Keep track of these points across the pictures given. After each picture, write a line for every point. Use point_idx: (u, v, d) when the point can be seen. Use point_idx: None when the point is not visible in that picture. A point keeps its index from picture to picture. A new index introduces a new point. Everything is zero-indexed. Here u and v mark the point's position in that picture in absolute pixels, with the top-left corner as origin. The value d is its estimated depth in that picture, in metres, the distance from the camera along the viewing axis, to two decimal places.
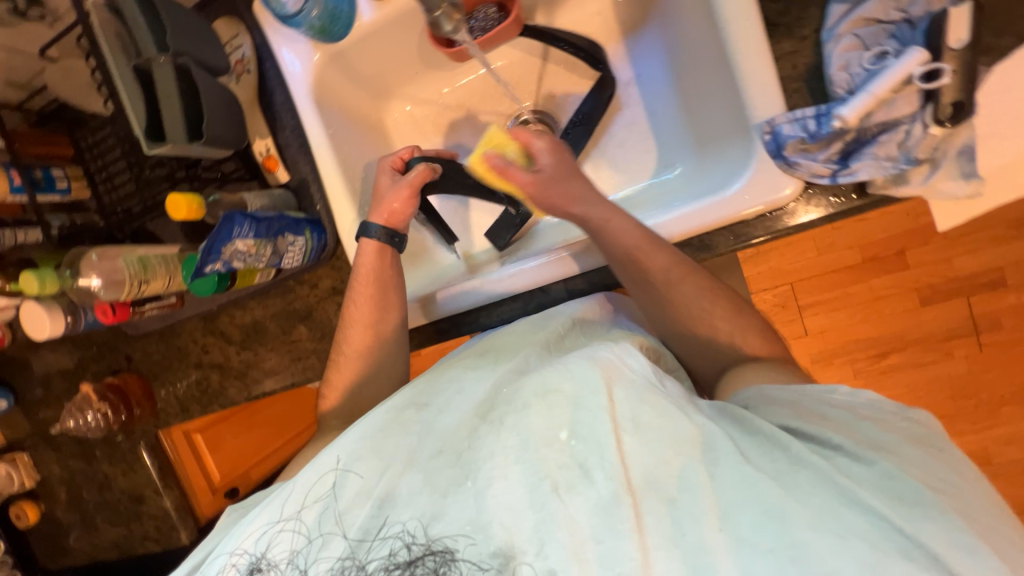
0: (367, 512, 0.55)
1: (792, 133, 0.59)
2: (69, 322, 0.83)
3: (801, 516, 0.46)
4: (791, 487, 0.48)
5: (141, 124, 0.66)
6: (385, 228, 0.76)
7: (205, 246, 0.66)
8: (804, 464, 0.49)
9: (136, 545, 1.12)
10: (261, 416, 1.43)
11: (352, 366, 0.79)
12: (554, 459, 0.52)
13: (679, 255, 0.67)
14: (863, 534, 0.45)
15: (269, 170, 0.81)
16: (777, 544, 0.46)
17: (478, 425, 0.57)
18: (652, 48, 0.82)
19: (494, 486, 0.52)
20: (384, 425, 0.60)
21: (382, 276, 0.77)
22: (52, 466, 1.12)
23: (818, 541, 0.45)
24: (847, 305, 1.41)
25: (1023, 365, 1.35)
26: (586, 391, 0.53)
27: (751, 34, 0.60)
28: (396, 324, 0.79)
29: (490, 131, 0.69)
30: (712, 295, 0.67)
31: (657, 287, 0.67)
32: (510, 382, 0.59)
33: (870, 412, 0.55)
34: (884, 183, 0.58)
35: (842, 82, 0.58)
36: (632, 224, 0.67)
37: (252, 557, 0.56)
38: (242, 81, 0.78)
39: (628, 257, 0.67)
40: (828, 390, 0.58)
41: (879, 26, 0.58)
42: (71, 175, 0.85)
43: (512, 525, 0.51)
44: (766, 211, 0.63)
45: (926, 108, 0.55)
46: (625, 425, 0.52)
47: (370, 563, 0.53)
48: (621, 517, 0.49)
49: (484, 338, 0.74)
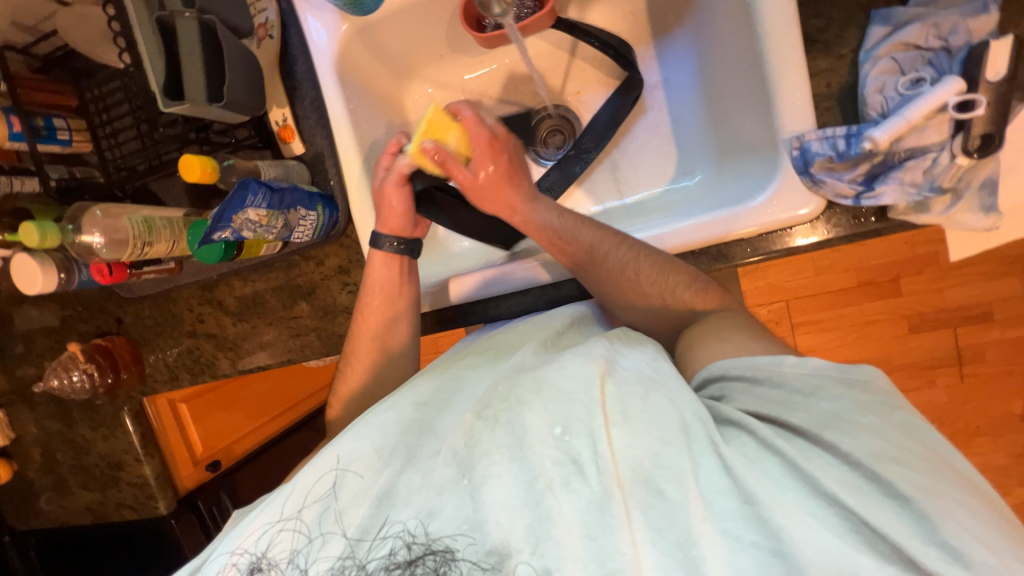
0: (365, 511, 0.54)
1: (820, 151, 0.60)
2: (62, 280, 0.80)
3: (774, 504, 0.46)
4: (764, 476, 0.48)
5: (159, 81, 0.64)
6: (396, 240, 0.75)
7: (217, 212, 0.65)
8: (772, 451, 0.49)
9: (112, 511, 1.09)
10: (247, 391, 1.41)
11: (363, 359, 0.78)
12: (548, 457, 0.51)
13: (605, 232, 0.69)
14: (830, 525, 0.45)
15: (284, 141, 0.79)
16: (759, 537, 0.45)
17: (473, 422, 0.55)
18: (682, 53, 0.82)
19: (489, 484, 0.51)
20: (379, 419, 0.59)
21: (390, 283, 0.76)
22: (28, 426, 1.09)
23: (794, 526, 0.45)
24: (839, 327, 1.43)
25: (1001, 398, 1.39)
26: (579, 387, 0.54)
27: (789, 48, 0.60)
28: (410, 297, 0.78)
29: (427, 115, 0.69)
30: (639, 271, 0.66)
31: (586, 267, 0.69)
32: (507, 378, 0.58)
33: (819, 382, 0.53)
34: (906, 209, 0.59)
35: (875, 104, 0.59)
36: (643, 248, 0.67)
37: (253, 556, 0.55)
38: (264, 46, 0.75)
39: (557, 238, 0.70)
40: (776, 360, 0.55)
41: (917, 51, 0.58)
42: (74, 127, 0.81)
43: (507, 523, 0.49)
44: (785, 226, 0.63)
45: (956, 138, 0.56)
46: (613, 418, 0.52)
47: (370, 563, 0.51)
48: (612, 511, 0.48)
49: (482, 337, 0.74)
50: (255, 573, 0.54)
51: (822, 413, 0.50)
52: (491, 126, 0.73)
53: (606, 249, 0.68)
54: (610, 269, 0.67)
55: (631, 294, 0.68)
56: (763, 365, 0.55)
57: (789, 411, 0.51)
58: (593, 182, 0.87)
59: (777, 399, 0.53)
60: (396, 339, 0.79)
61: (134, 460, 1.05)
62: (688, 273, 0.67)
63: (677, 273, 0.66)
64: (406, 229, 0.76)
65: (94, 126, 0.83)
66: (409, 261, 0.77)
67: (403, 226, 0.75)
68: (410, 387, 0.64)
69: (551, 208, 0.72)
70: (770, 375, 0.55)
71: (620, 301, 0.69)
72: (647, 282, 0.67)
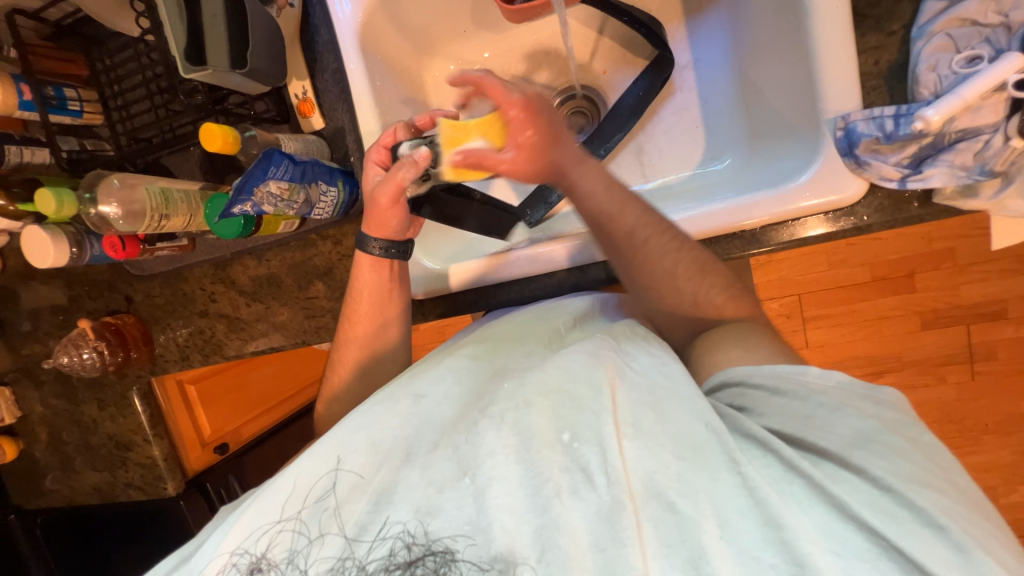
0: (363, 507, 0.51)
1: (866, 132, 0.58)
2: (74, 254, 0.78)
3: (801, 530, 0.43)
4: (789, 499, 0.46)
5: (179, 45, 0.63)
6: (381, 240, 0.72)
7: (238, 183, 0.63)
8: (797, 474, 0.47)
9: (119, 492, 1.08)
10: (255, 375, 1.40)
11: (352, 356, 0.77)
12: (555, 462, 0.49)
13: (650, 216, 0.63)
14: (859, 552, 0.43)
15: (304, 116, 0.77)
16: (781, 561, 0.43)
17: (477, 419, 0.54)
18: (714, 33, 0.79)
19: (495, 487, 0.49)
20: (376, 409, 0.57)
21: (379, 290, 0.74)
22: (33, 404, 1.07)
23: (820, 556, 0.42)
24: (850, 322, 1.42)
25: (1012, 397, 1.38)
26: (590, 394, 0.52)
27: (838, 24, 0.58)
28: (398, 298, 0.76)
29: (442, 133, 0.63)
30: (679, 265, 0.63)
31: (622, 250, 0.64)
32: (517, 377, 0.57)
33: (843, 395, 0.51)
34: (952, 194, 0.58)
35: (929, 82, 0.57)
36: (674, 245, 0.63)
37: (251, 557, 0.51)
38: (284, 16, 0.73)
39: (597, 219, 0.63)
40: (799, 369, 0.54)
41: (974, 28, 0.57)
42: (85, 97, 0.79)
43: (513, 529, 0.47)
44: (829, 209, 0.62)
45: (1012, 119, 0.54)
46: (625, 429, 0.50)
47: (370, 564, 0.48)
48: (624, 524, 0.46)
49: (482, 327, 0.71)
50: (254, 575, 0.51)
51: (846, 435, 0.48)
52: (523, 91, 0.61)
53: (647, 237, 0.63)
54: (649, 258, 0.63)
55: (661, 289, 0.65)
56: (784, 375, 0.53)
57: (806, 428, 0.50)
58: (616, 165, 0.85)
59: (800, 412, 0.51)
60: (391, 337, 0.77)
61: (143, 441, 1.03)
62: (722, 275, 0.64)
63: (715, 274, 0.64)
64: (397, 233, 0.73)
65: (105, 97, 0.80)
66: (399, 265, 0.75)
67: (390, 231, 0.72)
68: (413, 380, 0.61)
69: (598, 177, 0.64)
70: (795, 387, 0.52)
71: (643, 290, 0.66)
72: (684, 280, 0.63)
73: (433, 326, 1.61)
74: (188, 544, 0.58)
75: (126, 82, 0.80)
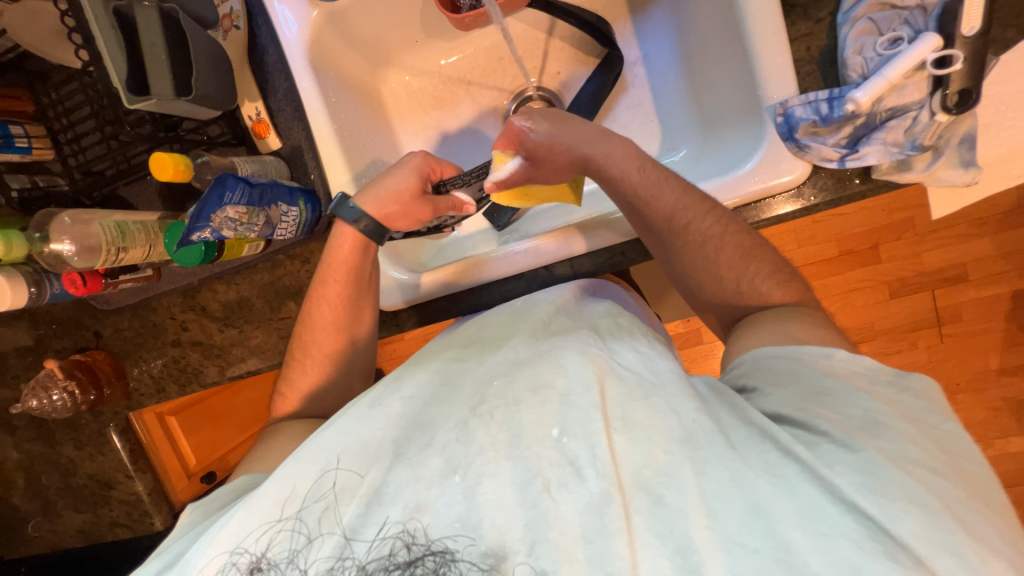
0: (354, 509, 0.49)
1: (804, 116, 0.61)
2: (33, 295, 0.76)
3: (787, 512, 0.43)
4: (780, 482, 0.44)
5: (121, 77, 0.62)
6: (355, 231, 0.72)
7: (194, 210, 0.62)
8: (792, 458, 0.46)
9: (104, 532, 1.05)
10: (238, 399, 1.38)
11: (327, 341, 0.76)
12: (544, 457, 0.48)
13: (690, 197, 0.64)
14: (847, 532, 0.42)
15: (259, 137, 0.77)
16: (762, 543, 0.42)
17: (467, 416, 0.52)
18: (660, 28, 0.81)
19: (484, 484, 0.47)
20: (358, 416, 0.56)
21: (360, 272, 0.74)
22: (8, 451, 1.04)
23: (801, 538, 0.41)
24: (823, 296, 1.46)
25: (980, 355, 1.44)
26: (577, 387, 0.51)
27: (768, 15, 0.61)
28: (371, 278, 0.76)
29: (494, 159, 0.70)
30: (721, 251, 0.65)
31: (661, 235, 0.65)
32: (502, 373, 0.55)
33: (868, 381, 0.53)
34: (888, 169, 0.61)
35: (856, 65, 0.60)
36: (714, 227, 0.64)
37: (250, 555, 0.50)
38: (231, 38, 0.72)
39: (635, 201, 0.65)
40: (825, 353, 0.56)
41: (893, 11, 0.60)
42: (32, 133, 0.76)
43: (502, 524, 0.46)
44: (791, 184, 0.63)
45: (934, 96, 0.58)
46: (615, 424, 0.48)
47: (369, 564, 0.46)
48: (611, 517, 0.44)
49: (469, 324, 0.72)
50: (255, 574, 0.49)
51: (854, 416, 0.50)
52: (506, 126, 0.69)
53: (688, 219, 0.64)
54: (688, 242, 0.65)
55: (703, 273, 0.67)
56: (810, 356, 0.56)
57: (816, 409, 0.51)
58: None
59: (812, 389, 0.53)
60: (359, 340, 0.79)
61: (125, 477, 1.01)
62: (768, 259, 0.66)
63: (755, 262, 0.65)
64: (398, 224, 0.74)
65: (55, 132, 0.79)
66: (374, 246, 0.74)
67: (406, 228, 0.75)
68: (398, 383, 0.61)
69: (630, 160, 0.66)
70: (817, 367, 0.55)
71: (686, 273, 0.68)
72: (725, 264, 0.65)
73: (419, 334, 1.62)
74: (172, 548, 0.57)
75: (75, 115, 0.79)
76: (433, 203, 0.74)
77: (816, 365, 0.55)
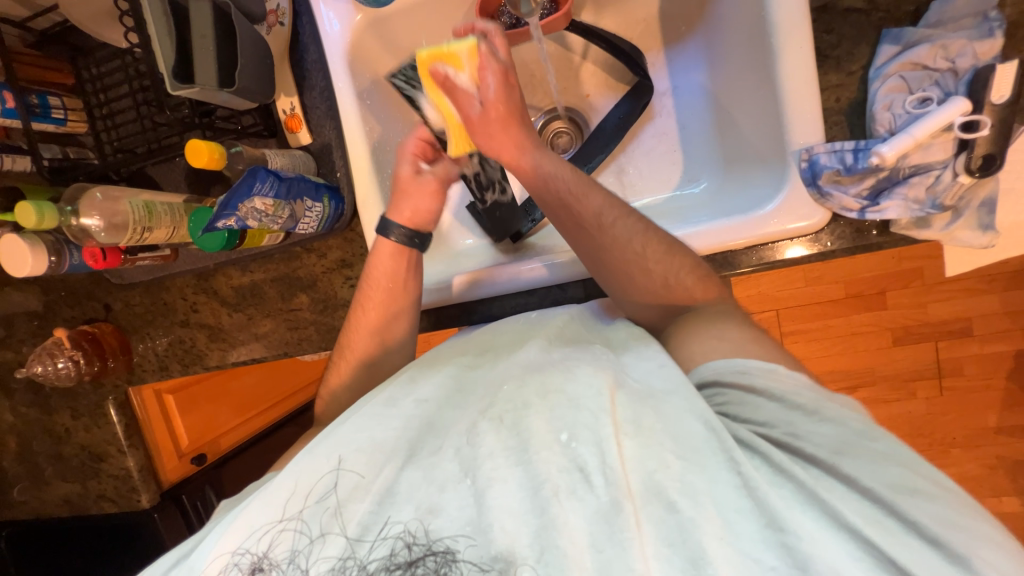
0: (367, 508, 0.50)
1: (828, 164, 0.62)
2: (52, 263, 0.77)
3: (801, 530, 0.43)
4: (787, 499, 0.46)
5: (168, 62, 0.63)
6: (405, 228, 0.73)
7: (223, 199, 0.64)
8: (787, 478, 0.47)
9: (90, 505, 1.05)
10: (236, 384, 1.40)
11: (360, 342, 0.75)
12: (553, 464, 0.48)
13: (616, 202, 0.66)
14: (849, 553, 0.43)
15: (291, 131, 0.79)
16: (780, 562, 0.43)
17: (476, 420, 0.52)
18: (692, 62, 0.83)
19: (495, 488, 0.48)
20: (375, 405, 0.57)
21: (395, 283, 0.74)
22: (4, 414, 1.04)
23: (821, 553, 0.42)
24: (827, 336, 1.46)
25: (978, 412, 1.43)
26: (587, 392, 0.50)
27: (802, 64, 0.62)
28: (412, 291, 0.75)
29: (458, 50, 0.64)
30: (647, 246, 0.64)
31: (589, 233, 0.65)
32: (513, 377, 0.55)
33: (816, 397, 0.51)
34: (908, 224, 0.62)
35: (884, 121, 0.62)
36: (641, 229, 0.65)
37: (253, 556, 0.50)
38: (274, 33, 0.75)
39: (567, 198, 0.65)
40: (768, 367, 0.54)
41: (925, 72, 0.62)
42: (69, 106, 0.78)
43: (513, 530, 0.46)
44: (802, 232, 0.64)
45: (959, 157, 0.59)
46: (625, 428, 0.48)
47: (370, 564, 0.47)
48: (622, 525, 0.45)
49: (482, 330, 0.71)
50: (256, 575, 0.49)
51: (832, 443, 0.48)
52: (506, 60, 0.66)
53: (613, 219, 0.65)
54: (617, 239, 0.64)
55: (635, 273, 0.65)
56: (755, 369, 0.54)
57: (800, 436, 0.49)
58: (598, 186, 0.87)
59: (778, 415, 0.51)
60: (389, 345, 0.76)
61: (117, 452, 1.02)
62: (691, 257, 0.65)
63: (681, 253, 0.64)
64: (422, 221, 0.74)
65: (91, 107, 0.80)
66: (416, 257, 0.75)
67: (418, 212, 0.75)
68: (413, 384, 0.60)
69: (560, 164, 0.67)
70: (767, 384, 0.53)
71: (618, 273, 0.65)
72: (653, 260, 0.64)
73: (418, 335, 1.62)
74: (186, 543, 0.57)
75: (112, 92, 0.80)
76: (440, 179, 0.74)
77: (762, 375, 0.53)
